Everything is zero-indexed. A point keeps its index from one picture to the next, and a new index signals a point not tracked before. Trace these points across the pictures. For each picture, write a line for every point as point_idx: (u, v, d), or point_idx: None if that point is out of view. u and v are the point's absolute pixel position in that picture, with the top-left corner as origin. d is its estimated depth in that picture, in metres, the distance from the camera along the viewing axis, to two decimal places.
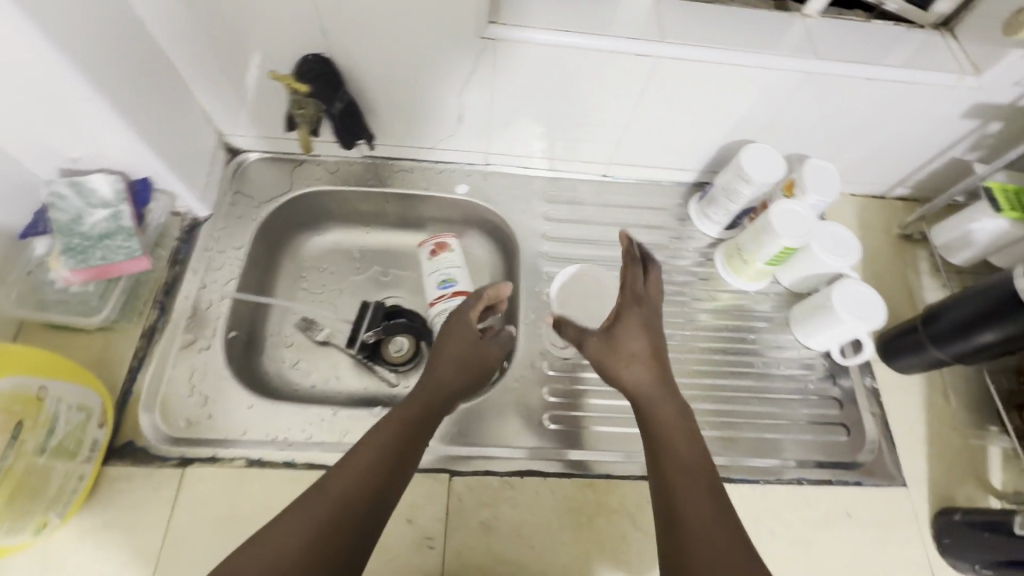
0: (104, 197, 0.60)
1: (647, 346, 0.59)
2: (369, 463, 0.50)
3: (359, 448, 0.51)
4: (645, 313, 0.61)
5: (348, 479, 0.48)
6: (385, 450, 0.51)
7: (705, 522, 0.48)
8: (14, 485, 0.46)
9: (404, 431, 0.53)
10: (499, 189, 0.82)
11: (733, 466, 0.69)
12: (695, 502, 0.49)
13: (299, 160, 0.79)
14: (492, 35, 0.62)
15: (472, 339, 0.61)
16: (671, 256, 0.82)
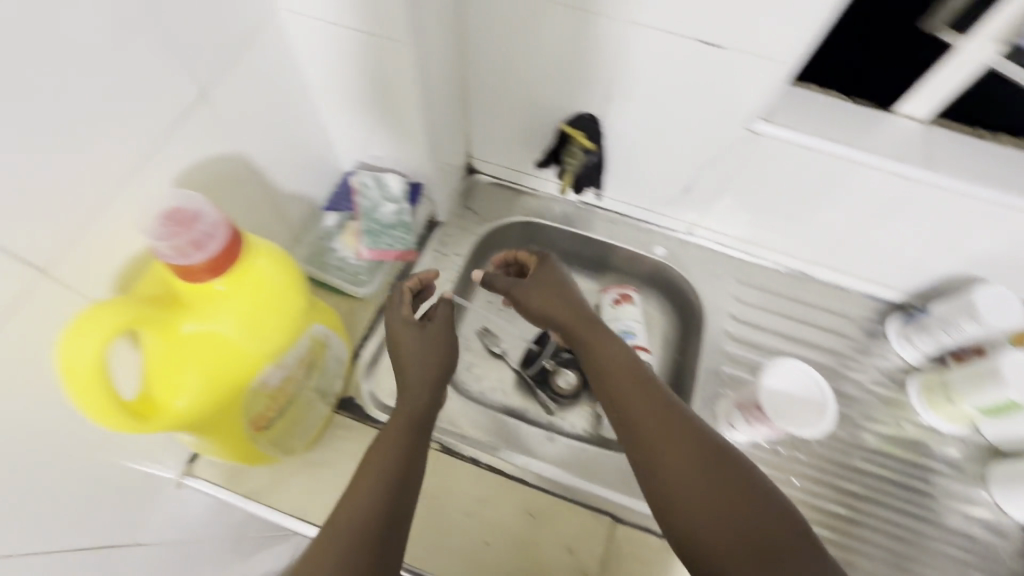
0: (394, 192, 0.72)
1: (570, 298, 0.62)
2: (388, 448, 0.53)
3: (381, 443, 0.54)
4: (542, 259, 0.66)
5: (379, 464, 0.52)
6: (402, 440, 0.54)
7: (684, 488, 0.48)
8: (294, 410, 0.55)
9: (413, 423, 0.56)
10: (695, 259, 0.85)
11: None
12: (678, 460, 0.49)
13: (522, 191, 0.88)
14: (759, 130, 0.64)
15: (416, 337, 0.60)
16: (854, 369, 0.80)
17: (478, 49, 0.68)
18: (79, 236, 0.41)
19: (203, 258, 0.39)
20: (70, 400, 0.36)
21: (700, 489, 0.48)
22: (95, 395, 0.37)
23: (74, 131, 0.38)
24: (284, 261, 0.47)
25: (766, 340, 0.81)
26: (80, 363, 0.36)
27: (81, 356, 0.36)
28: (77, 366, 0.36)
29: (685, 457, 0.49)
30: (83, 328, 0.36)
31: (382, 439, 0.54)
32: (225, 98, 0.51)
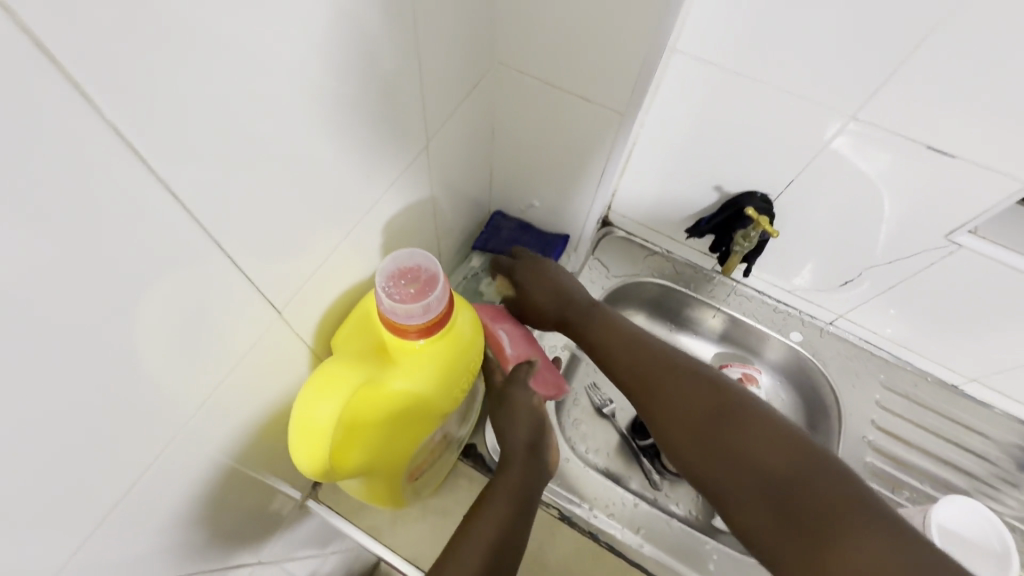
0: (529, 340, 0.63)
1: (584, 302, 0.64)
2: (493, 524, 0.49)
3: (482, 508, 0.50)
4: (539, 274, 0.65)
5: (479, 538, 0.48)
6: (504, 510, 0.50)
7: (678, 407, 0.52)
8: (438, 457, 0.55)
9: (517, 497, 0.52)
10: (834, 353, 0.80)
11: None
12: (680, 418, 0.51)
13: (655, 251, 0.85)
14: (959, 240, 0.60)
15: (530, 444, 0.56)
16: (991, 498, 0.74)
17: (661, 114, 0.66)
18: (304, 273, 0.42)
19: (418, 324, 0.38)
20: (294, 452, 0.37)
21: (732, 457, 0.47)
22: (317, 451, 0.38)
23: (330, 169, 0.40)
24: (477, 322, 0.46)
25: (910, 455, 0.74)
26: (313, 422, 0.37)
27: (315, 415, 0.37)
28: (310, 423, 0.37)
29: (703, 425, 0.50)
30: (321, 386, 0.37)
31: (481, 507, 0.51)
32: (436, 140, 0.52)
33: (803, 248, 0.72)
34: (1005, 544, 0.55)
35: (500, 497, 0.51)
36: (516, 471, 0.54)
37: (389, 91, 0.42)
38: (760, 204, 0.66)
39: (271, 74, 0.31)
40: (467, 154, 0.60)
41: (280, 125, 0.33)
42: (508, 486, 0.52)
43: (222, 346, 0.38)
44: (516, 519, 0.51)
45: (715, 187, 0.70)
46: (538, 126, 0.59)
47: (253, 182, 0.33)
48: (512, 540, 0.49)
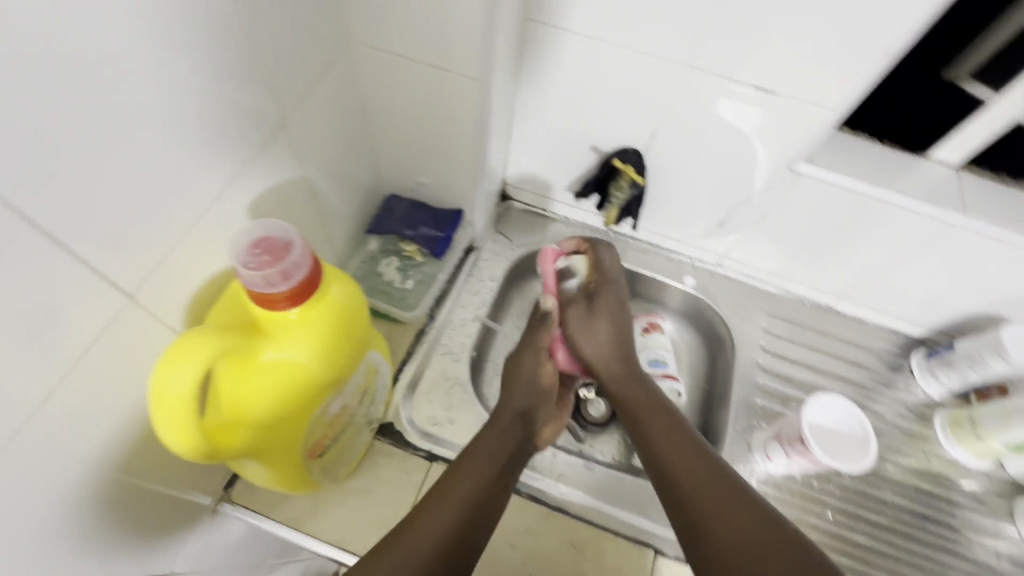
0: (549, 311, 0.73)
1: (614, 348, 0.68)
2: (475, 482, 0.56)
3: (458, 471, 0.57)
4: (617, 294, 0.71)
5: (460, 492, 0.55)
6: (477, 472, 0.57)
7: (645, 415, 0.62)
8: (345, 436, 0.55)
9: (495, 462, 0.59)
10: (724, 291, 0.87)
11: None
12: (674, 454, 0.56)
13: (554, 218, 0.89)
14: (798, 169, 0.66)
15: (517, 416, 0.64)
16: (879, 401, 0.81)
17: (530, 83, 0.69)
18: (165, 261, 0.42)
19: (285, 289, 0.39)
20: (158, 426, 0.37)
21: (721, 496, 0.50)
22: (183, 424, 0.38)
23: (178, 153, 0.39)
24: (353, 292, 0.47)
25: (796, 372, 0.82)
26: (171, 394, 0.36)
27: (171, 386, 0.36)
28: (167, 395, 0.36)
29: (697, 467, 0.54)
30: (176, 356, 0.36)
31: (460, 471, 0.57)
32: (301, 122, 0.52)
33: (678, 197, 0.78)
34: (864, 431, 0.62)
35: (483, 457, 0.59)
36: (500, 435, 0.62)
37: (233, 71, 0.42)
38: (631, 157, 0.71)
39: (82, 55, 0.31)
40: (343, 137, 0.61)
41: (105, 108, 0.33)
42: (493, 448, 0.60)
43: (82, 340, 0.37)
44: (493, 478, 0.58)
45: (593, 148, 0.75)
46: (407, 101, 0.61)
47: (84, 169, 0.33)
48: (490, 495, 0.57)
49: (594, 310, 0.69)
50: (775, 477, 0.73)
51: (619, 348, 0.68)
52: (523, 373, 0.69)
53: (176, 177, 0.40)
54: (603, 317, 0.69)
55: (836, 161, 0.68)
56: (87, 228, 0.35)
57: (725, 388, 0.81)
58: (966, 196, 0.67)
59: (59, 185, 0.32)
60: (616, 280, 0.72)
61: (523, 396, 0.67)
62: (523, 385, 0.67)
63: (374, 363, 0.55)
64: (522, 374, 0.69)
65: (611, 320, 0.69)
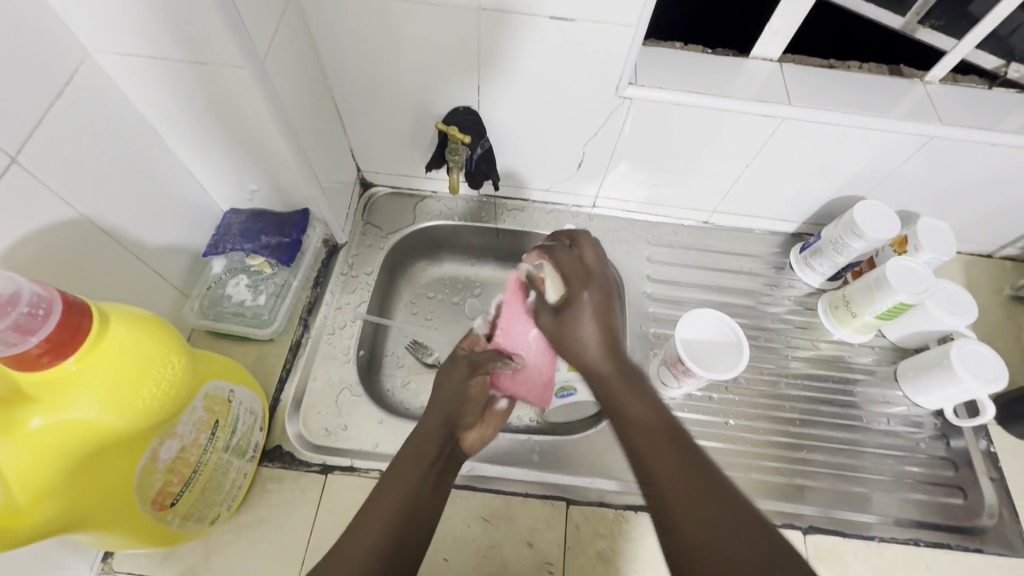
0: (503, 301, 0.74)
1: (601, 351, 0.57)
2: (404, 489, 0.51)
3: (383, 490, 0.51)
4: (596, 297, 0.60)
5: (390, 503, 0.50)
6: (403, 489, 0.51)
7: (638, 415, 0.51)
8: (204, 476, 0.51)
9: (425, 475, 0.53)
10: (605, 231, 0.86)
11: (825, 518, 0.68)
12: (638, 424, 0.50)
13: (422, 196, 0.86)
14: (628, 94, 0.65)
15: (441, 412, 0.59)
16: (769, 302, 0.84)
17: (338, 61, 0.65)
18: None
19: (38, 341, 0.35)
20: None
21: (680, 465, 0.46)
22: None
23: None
24: (153, 329, 0.43)
25: (685, 293, 0.83)
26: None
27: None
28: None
29: (648, 416, 0.50)
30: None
31: (385, 484, 0.51)
32: (58, 158, 0.46)
33: (529, 148, 0.76)
34: (736, 337, 0.62)
35: (410, 460, 0.54)
36: (424, 438, 0.57)
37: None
38: (462, 117, 0.68)
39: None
40: (129, 160, 0.55)
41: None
42: (419, 450, 0.55)
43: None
44: (424, 484, 0.53)
45: (427, 115, 0.71)
46: (194, 106, 0.55)
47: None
48: (420, 501, 0.51)
49: (573, 317, 0.60)
50: (678, 400, 0.74)
51: (605, 334, 0.58)
52: (445, 387, 0.62)
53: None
54: (578, 323, 0.59)
55: (663, 76, 0.67)
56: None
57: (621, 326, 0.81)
58: (791, 87, 0.67)
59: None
60: (599, 276, 0.62)
61: (448, 402, 0.61)
62: (447, 392, 0.61)
63: (217, 394, 0.51)
64: (447, 384, 0.62)
65: (597, 315, 0.59)
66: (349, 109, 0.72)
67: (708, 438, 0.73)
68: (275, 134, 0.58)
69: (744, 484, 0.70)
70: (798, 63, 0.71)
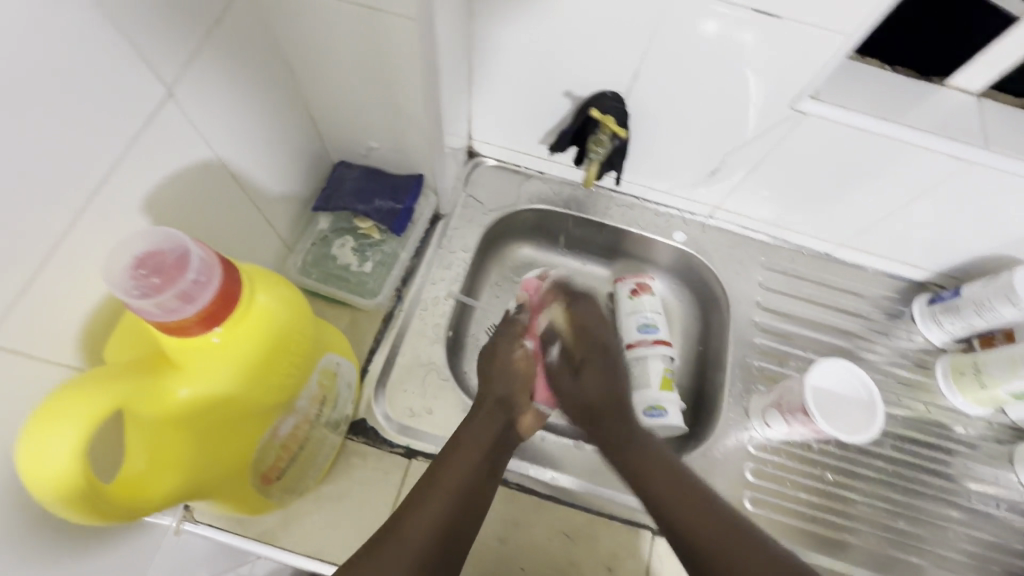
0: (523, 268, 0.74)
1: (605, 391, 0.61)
2: (462, 470, 0.51)
3: (441, 468, 0.51)
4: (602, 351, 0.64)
5: (449, 482, 0.50)
6: (461, 474, 0.51)
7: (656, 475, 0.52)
8: (306, 451, 0.49)
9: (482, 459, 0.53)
10: (717, 246, 0.80)
11: None
12: (660, 484, 0.51)
13: (528, 175, 0.80)
14: (804, 109, 0.58)
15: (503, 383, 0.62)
16: (881, 353, 0.78)
17: (490, 23, 0.59)
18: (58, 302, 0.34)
19: (194, 312, 0.31)
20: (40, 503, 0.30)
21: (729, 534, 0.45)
22: (68, 496, 0.30)
23: (26, 138, 0.29)
24: (290, 299, 0.40)
25: (793, 327, 0.77)
26: (47, 468, 0.29)
27: (48, 458, 0.29)
28: (45, 468, 0.29)
29: (668, 484, 0.51)
30: (48, 420, 0.29)
31: (443, 463, 0.52)
32: (205, 93, 0.42)
33: (664, 146, 0.69)
34: (868, 391, 0.57)
35: (468, 444, 0.54)
36: (482, 422, 0.57)
37: (91, 28, 0.31)
38: (609, 103, 0.62)
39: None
40: (264, 101, 0.50)
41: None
42: (476, 434, 0.55)
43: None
44: (482, 473, 0.52)
45: (567, 94, 0.65)
46: (341, 51, 0.50)
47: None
48: (479, 487, 0.51)
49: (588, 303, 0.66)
50: (772, 442, 0.70)
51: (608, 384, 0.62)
52: (495, 366, 0.63)
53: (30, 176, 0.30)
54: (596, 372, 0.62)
55: (844, 93, 0.59)
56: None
57: (720, 350, 0.76)
58: (987, 127, 0.59)
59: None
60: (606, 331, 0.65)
61: (502, 385, 0.62)
62: (499, 372, 0.63)
63: (330, 367, 0.48)
64: (499, 363, 0.64)
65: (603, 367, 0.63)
66: (481, 74, 0.66)
67: (799, 489, 0.68)
68: (420, 96, 0.53)
69: (831, 544, 0.66)
70: (996, 102, 0.62)
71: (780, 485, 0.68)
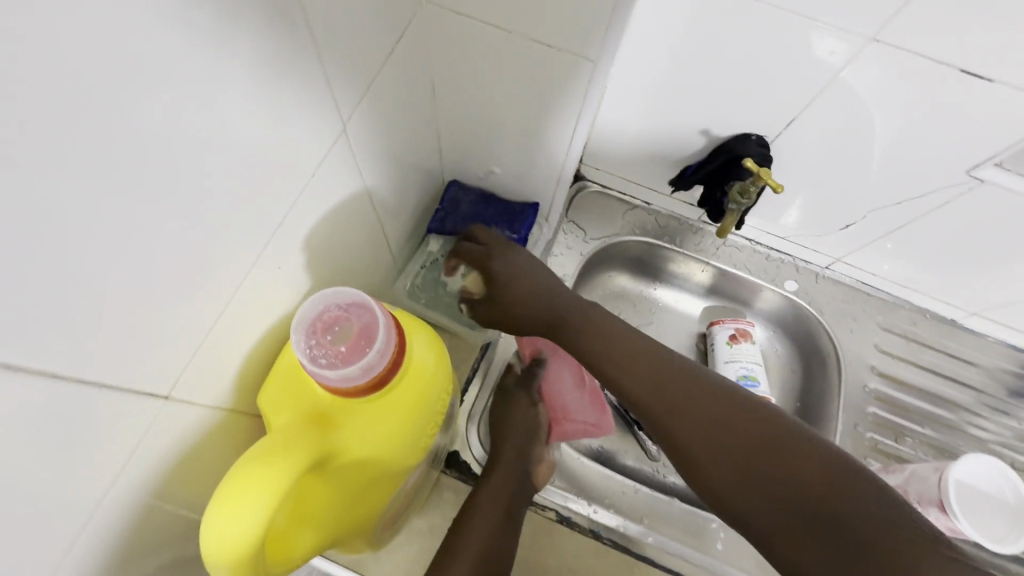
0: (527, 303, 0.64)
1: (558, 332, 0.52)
2: (483, 530, 0.47)
3: (462, 524, 0.48)
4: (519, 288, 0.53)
5: (469, 544, 0.46)
6: (485, 529, 0.47)
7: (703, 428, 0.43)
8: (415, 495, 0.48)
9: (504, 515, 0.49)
10: (832, 299, 0.75)
11: None
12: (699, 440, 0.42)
13: (634, 205, 0.77)
14: (983, 175, 0.53)
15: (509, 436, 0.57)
16: (1005, 435, 0.71)
17: (636, 54, 0.56)
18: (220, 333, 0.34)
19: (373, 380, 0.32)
20: None
21: (794, 510, 0.37)
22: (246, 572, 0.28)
23: (227, 168, 0.29)
24: (435, 346, 0.39)
25: (909, 398, 0.72)
26: (233, 544, 0.27)
27: (234, 534, 0.27)
28: (230, 543, 0.27)
29: (714, 440, 0.42)
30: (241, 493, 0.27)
31: (465, 521, 0.48)
32: (360, 111, 0.41)
33: (796, 192, 0.65)
34: (1009, 481, 0.53)
35: (487, 501, 0.50)
36: (499, 478, 0.52)
37: (287, 47, 0.30)
38: (756, 149, 0.58)
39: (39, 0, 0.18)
40: (406, 122, 0.49)
41: (122, 107, 0.22)
42: (492, 488, 0.51)
43: (124, 450, 0.29)
44: (507, 531, 0.49)
45: (703, 131, 0.61)
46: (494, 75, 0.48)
47: (82, 208, 0.22)
48: (503, 548, 0.47)
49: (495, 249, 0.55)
50: None
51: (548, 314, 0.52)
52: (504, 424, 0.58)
53: (222, 206, 0.30)
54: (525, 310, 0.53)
55: None
56: (114, 304, 0.25)
57: (825, 414, 0.71)
58: None
59: (15, 236, 0.20)
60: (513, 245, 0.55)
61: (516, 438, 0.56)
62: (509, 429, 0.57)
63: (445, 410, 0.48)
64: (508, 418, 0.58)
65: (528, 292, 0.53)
66: (613, 104, 0.63)
67: None
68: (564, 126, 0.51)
69: None
70: None
71: None
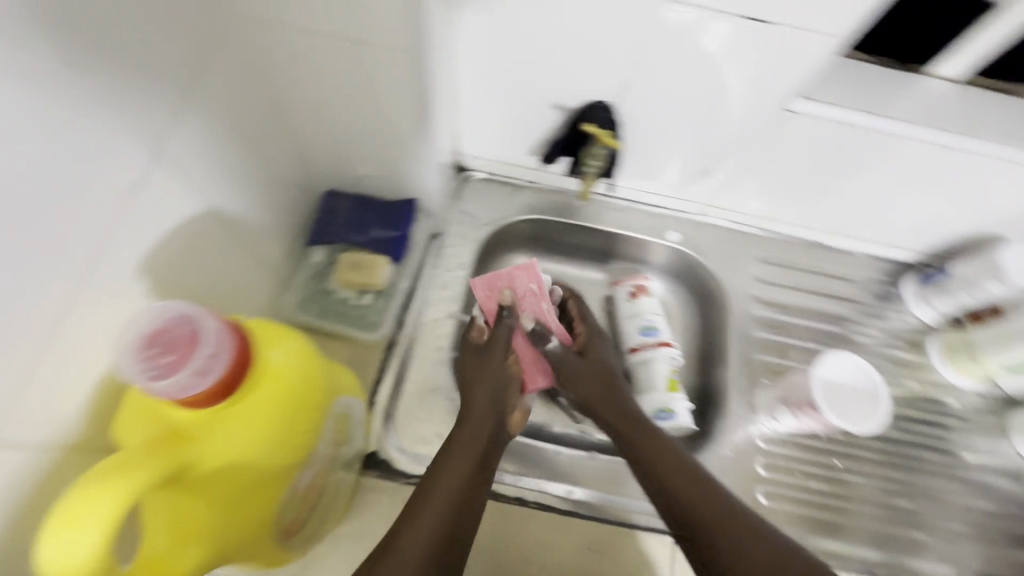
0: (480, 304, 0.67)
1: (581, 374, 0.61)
2: (454, 479, 0.48)
3: (431, 481, 0.48)
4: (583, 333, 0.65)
5: (439, 495, 0.47)
6: (456, 483, 0.48)
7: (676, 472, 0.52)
8: (328, 501, 0.49)
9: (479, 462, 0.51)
10: (711, 242, 0.81)
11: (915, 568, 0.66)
12: (675, 472, 0.52)
13: (518, 186, 0.79)
14: (794, 108, 0.59)
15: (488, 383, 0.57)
16: (875, 334, 0.79)
17: (472, 42, 0.58)
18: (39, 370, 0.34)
19: (210, 385, 0.33)
20: None
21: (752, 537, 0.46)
22: None
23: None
24: (304, 351, 0.39)
25: (791, 318, 0.79)
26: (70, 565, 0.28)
27: (69, 556, 0.28)
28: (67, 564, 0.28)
29: (685, 477, 0.51)
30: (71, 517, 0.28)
31: (439, 471, 0.49)
32: (169, 135, 0.42)
33: (651, 151, 0.69)
34: (862, 371, 0.59)
35: (460, 452, 0.51)
36: (474, 425, 0.53)
37: (40, 75, 0.31)
38: (602, 113, 0.62)
39: None
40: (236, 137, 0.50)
41: None
42: (467, 438, 0.52)
43: None
44: (479, 477, 0.50)
45: (554, 106, 0.65)
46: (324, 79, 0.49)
47: None
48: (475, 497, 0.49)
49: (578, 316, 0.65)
50: (780, 435, 0.71)
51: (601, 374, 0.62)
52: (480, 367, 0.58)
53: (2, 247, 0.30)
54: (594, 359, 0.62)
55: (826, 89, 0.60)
56: None
57: (721, 348, 0.77)
58: (964, 114, 0.61)
59: None
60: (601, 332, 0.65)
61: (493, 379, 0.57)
62: (489, 373, 0.57)
63: (345, 412, 0.48)
64: (487, 365, 0.58)
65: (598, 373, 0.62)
66: (468, 93, 0.65)
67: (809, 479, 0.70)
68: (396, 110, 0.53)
69: (844, 529, 0.67)
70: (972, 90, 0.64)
71: (789, 475, 0.70)
